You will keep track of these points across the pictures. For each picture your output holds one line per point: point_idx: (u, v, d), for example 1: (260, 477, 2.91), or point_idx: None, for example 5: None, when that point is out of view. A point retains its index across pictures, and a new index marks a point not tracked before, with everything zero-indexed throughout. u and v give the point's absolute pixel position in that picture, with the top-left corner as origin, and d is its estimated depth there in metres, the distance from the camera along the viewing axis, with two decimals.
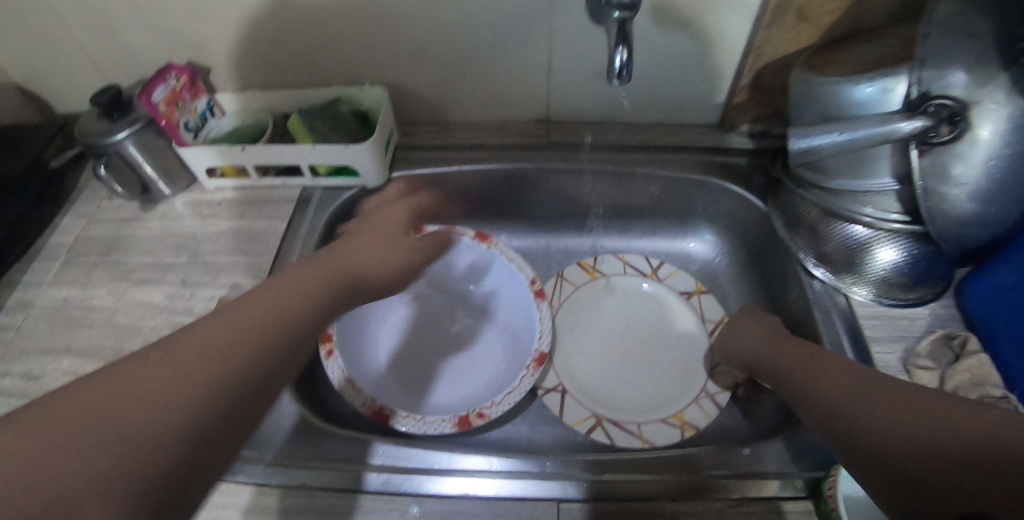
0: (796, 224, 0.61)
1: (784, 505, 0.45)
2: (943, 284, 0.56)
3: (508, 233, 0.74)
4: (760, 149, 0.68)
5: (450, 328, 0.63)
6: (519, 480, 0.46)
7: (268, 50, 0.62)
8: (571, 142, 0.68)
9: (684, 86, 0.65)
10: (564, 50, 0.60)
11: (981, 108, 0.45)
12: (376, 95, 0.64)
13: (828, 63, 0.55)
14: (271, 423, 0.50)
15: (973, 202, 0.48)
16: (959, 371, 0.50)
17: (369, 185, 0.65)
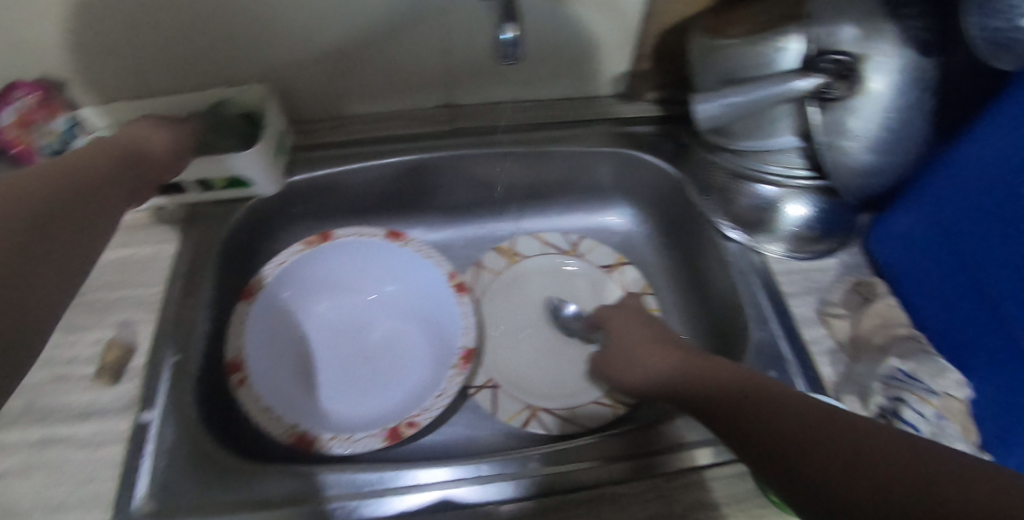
0: (708, 188, 0.61)
1: (710, 473, 0.45)
2: (849, 233, 0.59)
3: (425, 226, 0.71)
4: (667, 116, 0.67)
5: (373, 335, 0.60)
6: (456, 489, 0.45)
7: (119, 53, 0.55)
8: (479, 125, 0.65)
9: (587, 58, 0.63)
10: (460, 29, 0.56)
11: (870, 61, 0.45)
12: (259, 94, 0.58)
13: (724, 25, 0.55)
14: (183, 470, 0.45)
15: (868, 153, 0.49)
16: (869, 316, 0.52)
17: (263, 194, 0.60)
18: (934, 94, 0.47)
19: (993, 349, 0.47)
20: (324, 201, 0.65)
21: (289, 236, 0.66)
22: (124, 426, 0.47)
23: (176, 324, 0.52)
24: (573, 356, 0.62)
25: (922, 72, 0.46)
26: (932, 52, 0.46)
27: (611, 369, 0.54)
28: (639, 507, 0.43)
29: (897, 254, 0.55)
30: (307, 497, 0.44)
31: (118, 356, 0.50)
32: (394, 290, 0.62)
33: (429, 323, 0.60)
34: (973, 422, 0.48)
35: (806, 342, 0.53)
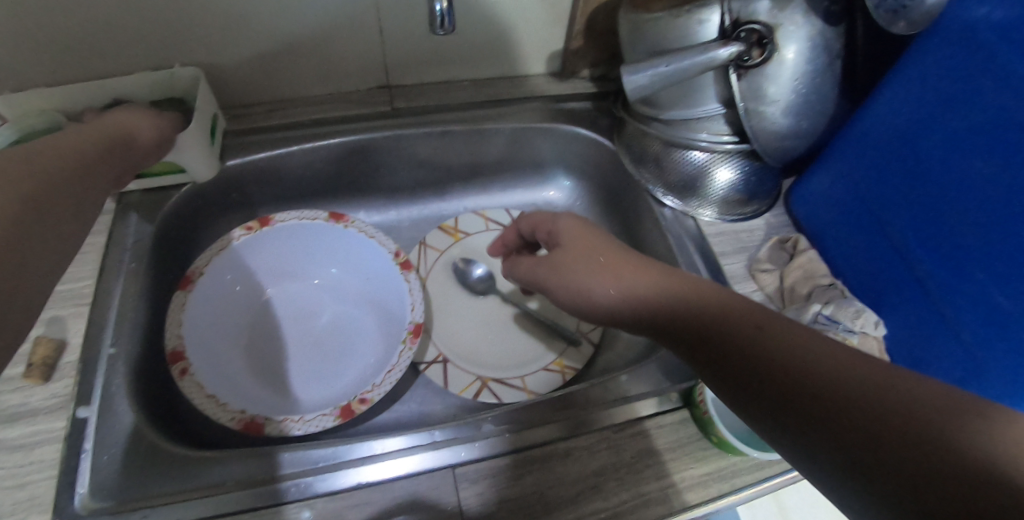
0: (642, 158, 0.64)
1: (651, 423, 0.48)
2: (772, 195, 0.63)
3: (367, 209, 0.71)
4: (602, 92, 0.69)
5: (319, 319, 0.60)
6: (411, 458, 0.45)
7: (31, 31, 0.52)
8: (418, 105, 0.65)
9: (522, 37, 0.64)
10: (396, 8, 0.56)
11: (784, 30, 0.49)
12: (190, 75, 0.57)
13: (650, 1, 0.57)
14: (126, 465, 0.44)
15: (785, 117, 0.52)
16: (794, 269, 0.57)
17: (197, 180, 0.58)
18: (840, 61, 0.51)
19: (901, 289, 0.52)
20: (261, 187, 0.63)
21: (226, 224, 0.64)
22: (58, 425, 0.45)
23: (110, 317, 0.50)
24: (522, 328, 0.63)
25: (829, 40, 0.50)
26: (837, 22, 0.50)
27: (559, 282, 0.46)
28: (590, 458, 0.46)
29: (815, 212, 0.60)
30: (279, 475, 0.44)
31: (47, 354, 0.47)
32: (339, 274, 0.62)
33: (377, 303, 0.60)
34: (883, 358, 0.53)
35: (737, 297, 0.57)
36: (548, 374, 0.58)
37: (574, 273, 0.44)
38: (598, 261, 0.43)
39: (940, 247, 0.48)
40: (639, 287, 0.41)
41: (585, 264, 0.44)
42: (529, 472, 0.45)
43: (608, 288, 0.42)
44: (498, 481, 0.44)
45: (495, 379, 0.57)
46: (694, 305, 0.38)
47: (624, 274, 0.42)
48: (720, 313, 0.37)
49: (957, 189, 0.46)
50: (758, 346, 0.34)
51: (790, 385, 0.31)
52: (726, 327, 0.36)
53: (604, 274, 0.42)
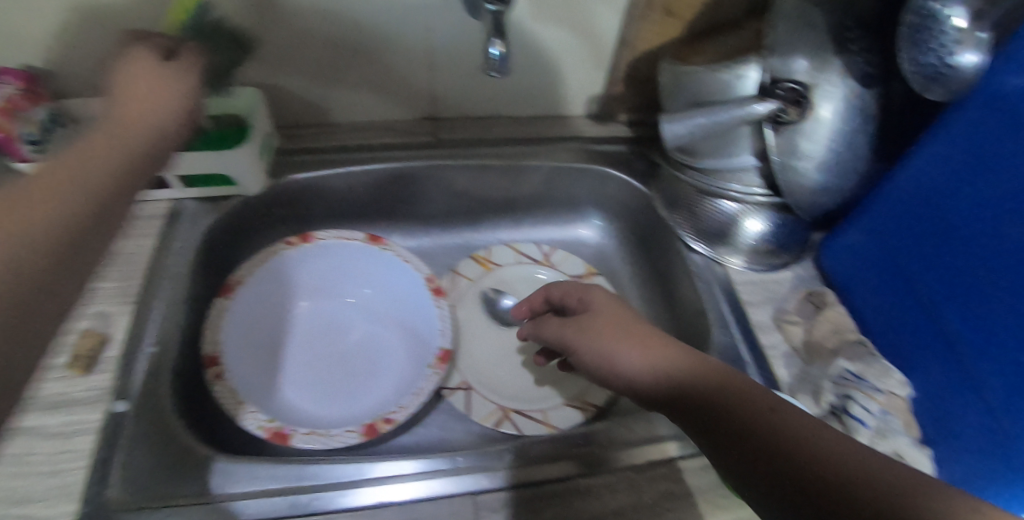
0: (675, 204, 0.65)
1: (672, 466, 0.47)
2: (802, 249, 0.63)
3: (404, 233, 0.73)
4: (638, 137, 0.72)
5: (348, 336, 0.61)
6: (431, 482, 0.46)
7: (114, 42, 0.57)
8: (461, 137, 0.68)
9: (564, 80, 0.67)
10: (449, 44, 0.60)
11: (820, 90, 0.51)
12: (249, 96, 0.60)
13: (691, 54, 0.59)
14: (154, 463, 0.45)
15: (819, 173, 0.54)
16: (821, 323, 0.57)
17: (246, 192, 0.61)
18: (875, 122, 0.53)
19: (931, 351, 0.51)
20: (306, 204, 0.66)
21: (269, 236, 0.66)
22: (94, 417, 0.47)
23: (154, 316, 0.53)
24: (545, 360, 0.64)
25: (864, 102, 0.51)
26: (873, 85, 0.51)
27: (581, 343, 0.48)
28: (608, 497, 0.45)
29: (847, 268, 0.60)
30: (303, 486, 0.45)
31: (92, 347, 0.49)
32: (372, 294, 0.64)
33: (406, 326, 0.62)
34: (911, 420, 0.52)
35: (762, 346, 0.57)
36: (570, 410, 0.59)
37: (597, 336, 0.46)
38: (621, 328, 0.46)
39: (970, 311, 0.48)
40: (658, 356, 0.43)
41: (610, 328, 0.46)
42: (545, 507, 0.45)
43: (629, 354, 0.44)
44: (513, 512, 0.44)
45: (517, 411, 0.58)
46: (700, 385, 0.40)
47: (645, 353, 0.43)
48: (730, 391, 0.38)
49: (980, 251, 0.47)
50: (759, 426, 0.35)
51: (787, 464, 0.32)
52: (735, 403, 0.37)
53: (626, 343, 0.44)
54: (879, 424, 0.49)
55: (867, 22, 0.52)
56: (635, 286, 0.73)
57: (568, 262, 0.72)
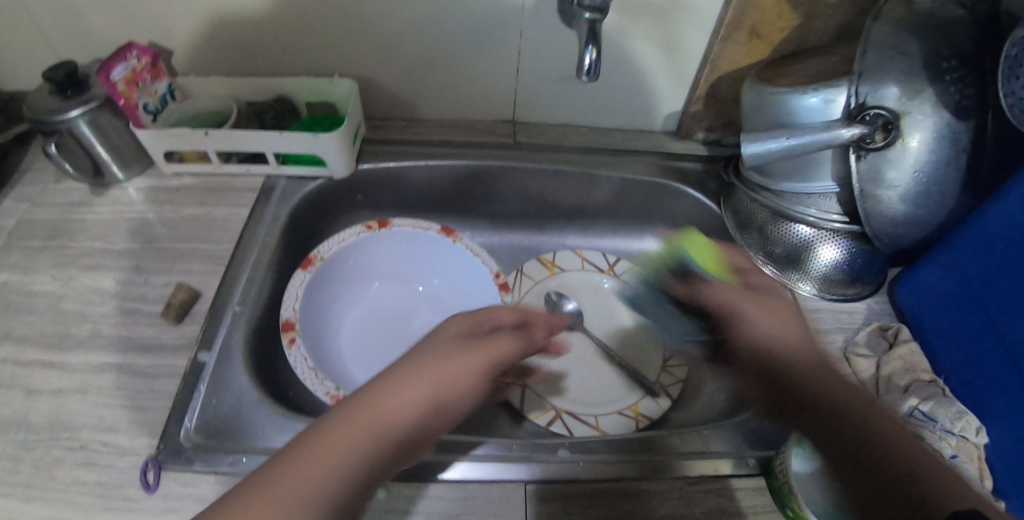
0: (746, 225, 0.65)
1: (731, 482, 0.47)
2: (877, 282, 0.61)
3: (472, 230, 0.75)
4: (712, 156, 0.72)
5: (413, 321, 0.64)
6: (480, 465, 0.46)
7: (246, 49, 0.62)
8: (538, 142, 0.70)
9: (642, 94, 0.69)
10: (536, 51, 0.62)
11: (911, 118, 0.50)
12: (345, 87, 0.64)
13: (777, 76, 0.59)
14: (229, 413, 0.48)
15: (902, 203, 0.53)
16: (893, 359, 0.55)
17: (334, 175, 0.65)
18: (967, 156, 0.51)
19: (1013, 399, 0.49)
20: (386, 191, 0.69)
21: (348, 218, 0.70)
22: (180, 363, 0.50)
23: (241, 278, 0.56)
24: (601, 367, 0.64)
25: (957, 134, 0.50)
26: (968, 117, 0.50)
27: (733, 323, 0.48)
28: (660, 504, 0.45)
29: (925, 306, 0.58)
30: None
31: (184, 299, 0.53)
32: (439, 283, 0.66)
33: None
34: (988, 471, 0.49)
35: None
36: (622, 418, 0.59)
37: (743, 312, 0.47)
38: (757, 314, 0.46)
39: None
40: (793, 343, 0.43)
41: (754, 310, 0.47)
42: (594, 505, 0.44)
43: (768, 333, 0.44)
44: (559, 505, 0.44)
45: (569, 412, 0.58)
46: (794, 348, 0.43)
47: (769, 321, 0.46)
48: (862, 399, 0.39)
49: None
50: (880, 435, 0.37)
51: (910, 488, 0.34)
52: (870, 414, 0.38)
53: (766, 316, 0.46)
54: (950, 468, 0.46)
55: (966, 54, 0.50)
56: None
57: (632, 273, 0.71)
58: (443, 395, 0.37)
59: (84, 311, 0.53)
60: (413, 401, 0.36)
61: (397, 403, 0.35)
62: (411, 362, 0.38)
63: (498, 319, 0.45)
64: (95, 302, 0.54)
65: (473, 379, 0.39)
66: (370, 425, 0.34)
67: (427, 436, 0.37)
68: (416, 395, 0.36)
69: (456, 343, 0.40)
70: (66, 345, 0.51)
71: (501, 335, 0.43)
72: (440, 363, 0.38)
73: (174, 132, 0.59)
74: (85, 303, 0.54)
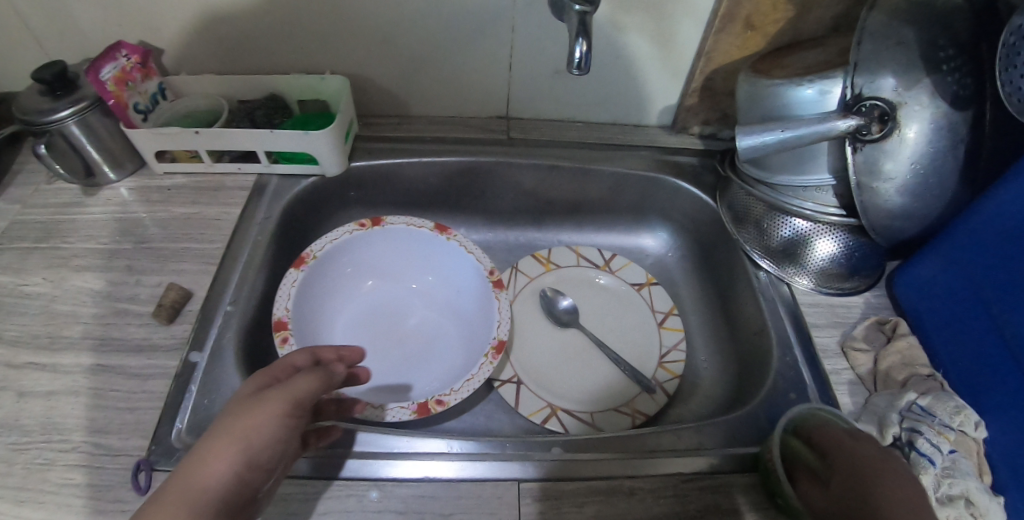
0: (742, 219, 0.64)
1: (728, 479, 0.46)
2: (875, 276, 0.61)
3: (468, 227, 0.75)
4: (709, 150, 0.71)
5: (407, 320, 0.64)
6: (473, 463, 0.46)
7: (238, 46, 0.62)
8: (532, 138, 0.70)
9: (637, 88, 0.68)
10: (528, 45, 0.62)
11: (907, 109, 0.49)
12: (337, 84, 0.63)
13: (772, 68, 0.59)
14: (221, 413, 0.48)
15: (899, 196, 0.52)
16: (891, 353, 0.54)
17: (326, 173, 0.64)
18: (965, 147, 0.50)
19: (1011, 394, 0.48)
20: (379, 189, 0.69)
21: (342, 217, 0.70)
22: (171, 363, 0.50)
23: (233, 277, 0.56)
24: (597, 364, 0.64)
25: (954, 125, 0.50)
26: (965, 108, 0.49)
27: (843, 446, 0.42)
28: (654, 502, 0.44)
29: (924, 299, 0.57)
30: (354, 450, 0.46)
31: (175, 300, 0.53)
32: (434, 281, 0.66)
33: (464, 316, 0.64)
34: (985, 465, 0.49)
35: (826, 370, 0.55)
36: (619, 415, 0.58)
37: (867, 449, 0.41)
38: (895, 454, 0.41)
39: None
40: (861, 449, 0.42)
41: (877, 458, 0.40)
42: (588, 504, 0.44)
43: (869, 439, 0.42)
44: (552, 504, 0.44)
45: (565, 410, 0.58)
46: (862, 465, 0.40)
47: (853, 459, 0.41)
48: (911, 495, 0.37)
49: None
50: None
51: None
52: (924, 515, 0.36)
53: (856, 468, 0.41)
54: (947, 463, 0.46)
55: (963, 43, 0.50)
56: (694, 301, 0.72)
57: (629, 269, 0.71)
58: (232, 446, 0.35)
59: (75, 312, 0.53)
60: (212, 469, 0.34)
61: (207, 469, 0.34)
62: (215, 429, 0.36)
63: (293, 363, 0.43)
64: (86, 303, 0.54)
65: (296, 429, 0.39)
66: (182, 492, 0.32)
67: (251, 493, 0.35)
68: (225, 454, 0.34)
69: (267, 398, 0.38)
70: (57, 346, 0.51)
71: (301, 374, 0.41)
72: (268, 414, 0.37)
73: (166, 131, 0.58)
74: (76, 304, 0.54)
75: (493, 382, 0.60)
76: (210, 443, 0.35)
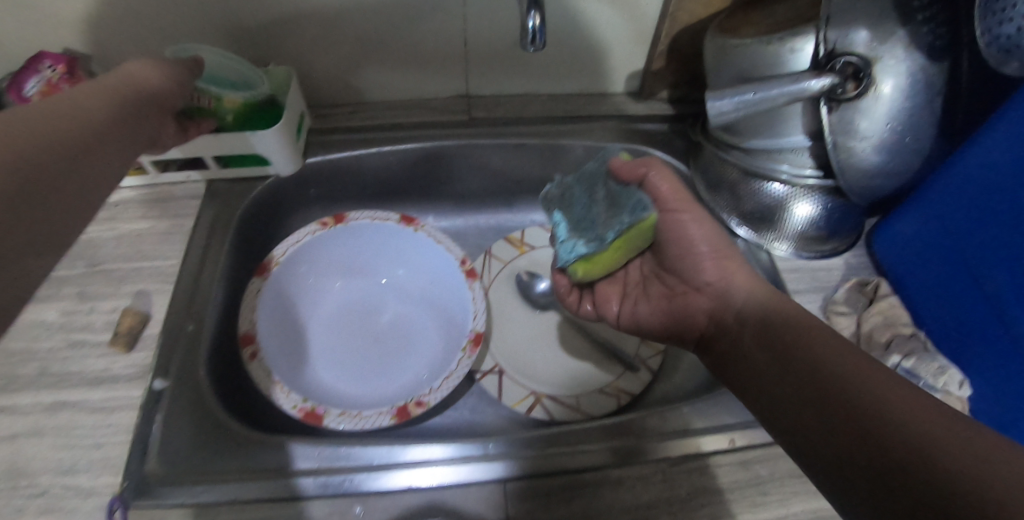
0: (717, 185, 0.62)
1: (711, 460, 0.46)
2: (853, 234, 0.60)
3: (438, 214, 0.72)
4: (680, 115, 0.68)
5: (380, 316, 0.61)
6: (455, 470, 0.45)
7: (166, 44, 0.57)
8: (495, 116, 0.66)
9: (601, 56, 0.64)
10: (482, 19, 0.57)
11: (882, 64, 0.47)
12: (280, 75, 0.59)
13: (741, 25, 0.55)
14: (196, 438, 0.47)
15: (877, 154, 0.50)
16: (873, 315, 0.54)
17: (280, 174, 0.60)
18: (942, 99, 0.48)
19: (995, 350, 0.49)
20: (340, 184, 0.65)
21: (304, 217, 0.67)
22: (135, 393, 0.48)
23: (192, 295, 0.53)
24: (581, 346, 0.62)
25: (931, 77, 0.47)
26: (940, 58, 0.47)
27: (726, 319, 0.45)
28: (642, 489, 0.44)
29: (902, 254, 0.56)
30: (332, 468, 0.45)
31: (133, 325, 0.50)
32: (406, 276, 0.63)
33: (441, 309, 0.61)
34: None
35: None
36: (607, 396, 0.57)
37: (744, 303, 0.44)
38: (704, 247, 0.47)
39: None
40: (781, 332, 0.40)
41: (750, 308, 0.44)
42: (574, 498, 0.44)
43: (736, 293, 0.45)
44: (540, 501, 0.44)
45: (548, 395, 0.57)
46: (788, 340, 0.39)
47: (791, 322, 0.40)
48: (784, 358, 0.39)
49: None
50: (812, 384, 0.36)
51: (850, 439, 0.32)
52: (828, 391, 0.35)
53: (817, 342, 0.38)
54: None
55: None
56: None
57: None
58: (84, 113, 0.38)
59: (28, 348, 0.50)
60: (53, 130, 0.35)
61: (70, 115, 0.37)
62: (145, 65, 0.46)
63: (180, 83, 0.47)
64: (38, 337, 0.51)
65: (97, 116, 0.39)
66: (118, 85, 0.42)
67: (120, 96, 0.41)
68: (70, 133, 0.36)
69: (92, 84, 0.40)
70: (10, 387, 0.48)
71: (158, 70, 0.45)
72: (76, 93, 0.39)
73: None
74: (27, 340, 0.51)
75: (475, 375, 0.59)
76: (134, 68, 0.44)
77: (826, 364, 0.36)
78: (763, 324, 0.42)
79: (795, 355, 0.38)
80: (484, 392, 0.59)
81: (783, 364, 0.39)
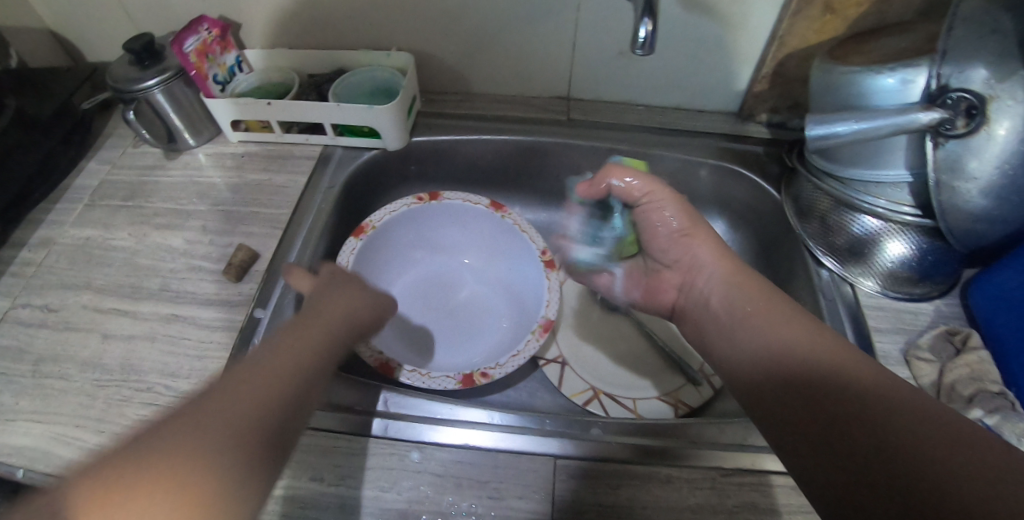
0: (808, 214, 0.62)
1: (764, 478, 0.45)
2: (948, 282, 0.57)
3: (525, 207, 0.76)
4: (777, 139, 0.69)
5: (456, 293, 0.66)
6: (510, 441, 0.47)
7: (312, 23, 0.65)
8: (593, 120, 0.69)
9: (701, 73, 0.66)
10: (592, 24, 0.61)
11: (998, 104, 0.45)
12: (402, 59, 0.65)
13: (851, 54, 0.55)
14: None
15: (984, 198, 0.47)
16: (959, 366, 0.50)
17: (388, 147, 0.66)
18: None
19: None
20: (440, 164, 0.71)
21: (404, 190, 0.72)
22: (237, 317, 0.54)
23: (298, 241, 0.59)
24: (644, 351, 0.63)
25: None
26: None
27: (693, 300, 0.51)
28: (689, 492, 0.44)
29: (999, 308, 0.52)
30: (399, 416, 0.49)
31: (244, 259, 0.56)
32: (486, 259, 0.67)
33: (515, 297, 0.64)
34: None
35: None
36: (665, 403, 0.57)
37: (705, 279, 0.50)
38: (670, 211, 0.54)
39: None
40: (737, 305, 0.46)
41: (712, 288, 0.49)
42: (621, 486, 0.44)
43: (707, 271, 0.50)
44: (588, 483, 0.45)
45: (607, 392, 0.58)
46: (747, 308, 0.45)
47: (748, 303, 0.45)
48: (748, 327, 0.44)
49: None
50: (787, 368, 0.39)
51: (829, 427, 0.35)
52: (818, 378, 0.37)
53: (776, 323, 0.42)
54: None
55: None
56: None
57: None
58: None
59: (155, 266, 0.58)
60: None
61: None
62: None
63: None
64: (164, 258, 0.58)
65: None
66: None
67: None
68: None
69: None
70: (138, 295, 0.56)
71: None
72: None
73: (241, 101, 0.61)
74: (156, 259, 0.58)
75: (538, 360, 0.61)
76: None
77: (801, 355, 0.39)
78: (722, 298, 0.47)
79: (757, 328, 0.43)
80: (543, 378, 0.61)
81: (750, 347, 0.43)
